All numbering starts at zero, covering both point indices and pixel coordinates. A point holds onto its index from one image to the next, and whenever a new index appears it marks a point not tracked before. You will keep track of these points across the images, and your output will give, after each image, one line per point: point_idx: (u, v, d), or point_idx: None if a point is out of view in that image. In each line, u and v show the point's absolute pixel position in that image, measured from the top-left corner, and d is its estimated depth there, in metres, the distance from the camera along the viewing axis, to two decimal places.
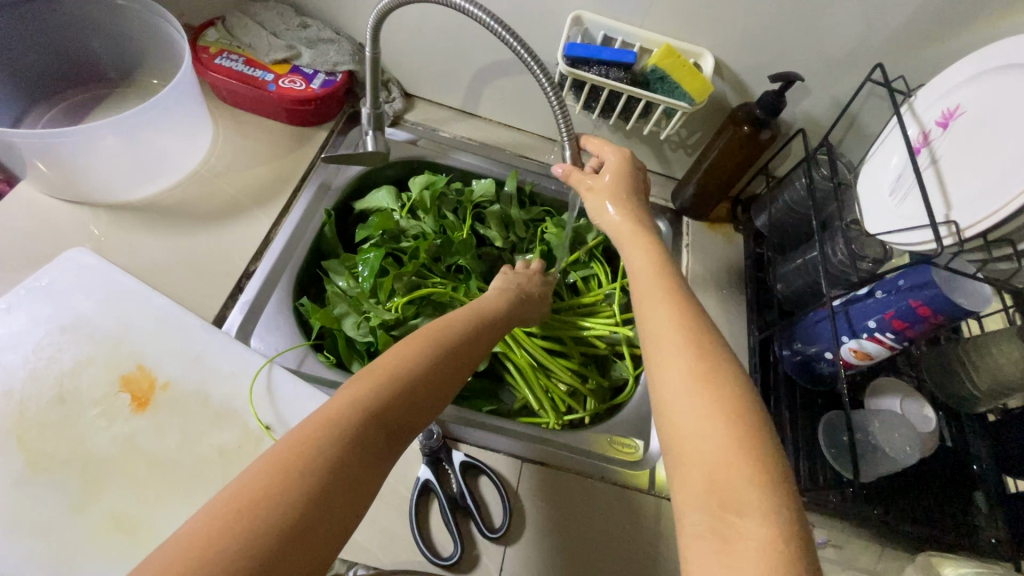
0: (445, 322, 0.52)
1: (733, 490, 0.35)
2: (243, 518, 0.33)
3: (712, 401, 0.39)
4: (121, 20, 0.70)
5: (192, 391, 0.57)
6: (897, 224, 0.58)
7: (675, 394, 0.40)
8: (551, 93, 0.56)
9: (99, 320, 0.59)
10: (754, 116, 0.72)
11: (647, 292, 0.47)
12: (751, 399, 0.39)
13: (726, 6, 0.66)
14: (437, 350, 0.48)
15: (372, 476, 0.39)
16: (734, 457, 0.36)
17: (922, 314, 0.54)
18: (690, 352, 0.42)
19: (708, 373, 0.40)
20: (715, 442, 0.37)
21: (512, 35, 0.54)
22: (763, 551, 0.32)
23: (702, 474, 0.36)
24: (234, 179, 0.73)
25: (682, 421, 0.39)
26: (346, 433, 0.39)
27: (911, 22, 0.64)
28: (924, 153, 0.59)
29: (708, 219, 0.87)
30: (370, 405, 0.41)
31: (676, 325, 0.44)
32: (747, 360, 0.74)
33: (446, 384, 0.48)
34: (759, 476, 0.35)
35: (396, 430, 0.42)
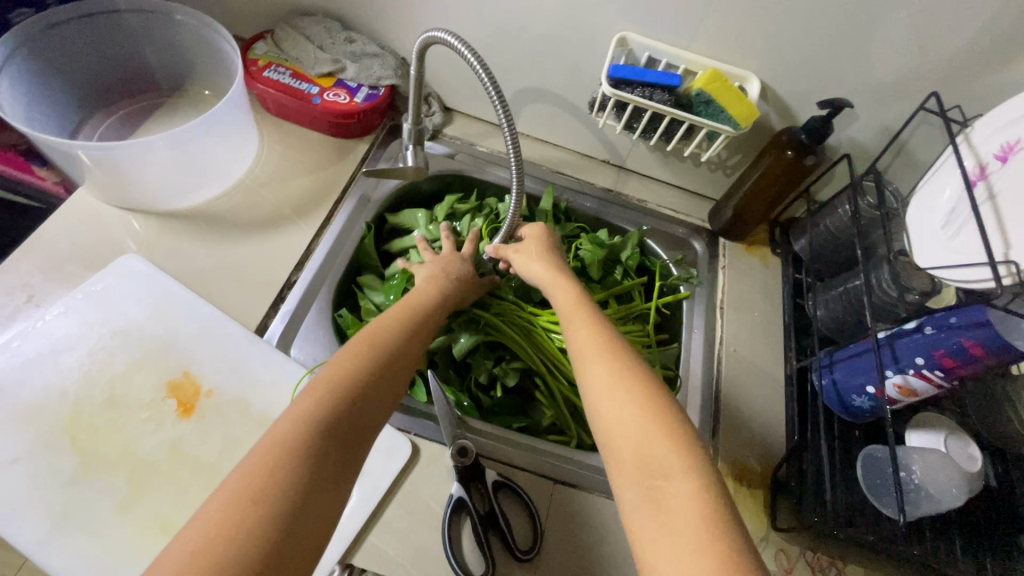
0: (380, 320, 0.53)
1: (660, 463, 0.39)
2: (206, 560, 0.34)
3: (628, 392, 0.44)
4: (177, 33, 0.73)
5: (235, 400, 0.58)
6: (949, 259, 0.57)
7: (599, 390, 0.45)
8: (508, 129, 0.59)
9: (149, 326, 0.61)
10: (799, 141, 0.71)
11: (570, 317, 0.53)
12: (658, 384, 0.45)
13: (775, 29, 0.66)
14: (369, 349, 0.49)
15: (334, 487, 0.40)
16: (654, 429, 0.41)
17: (974, 354, 0.53)
18: (605, 354, 0.47)
19: (624, 370, 0.46)
20: (637, 425, 0.42)
21: (485, 69, 0.55)
22: (692, 508, 0.37)
23: (630, 457, 0.41)
24: (278, 190, 0.75)
25: (606, 414, 0.43)
26: (301, 451, 0.40)
27: (969, 49, 0.62)
28: (980, 186, 0.57)
29: (745, 241, 0.86)
30: (317, 421, 0.42)
31: (593, 336, 0.49)
32: (783, 389, 0.73)
33: (393, 381, 0.48)
34: (677, 445, 0.40)
35: (351, 434, 0.43)
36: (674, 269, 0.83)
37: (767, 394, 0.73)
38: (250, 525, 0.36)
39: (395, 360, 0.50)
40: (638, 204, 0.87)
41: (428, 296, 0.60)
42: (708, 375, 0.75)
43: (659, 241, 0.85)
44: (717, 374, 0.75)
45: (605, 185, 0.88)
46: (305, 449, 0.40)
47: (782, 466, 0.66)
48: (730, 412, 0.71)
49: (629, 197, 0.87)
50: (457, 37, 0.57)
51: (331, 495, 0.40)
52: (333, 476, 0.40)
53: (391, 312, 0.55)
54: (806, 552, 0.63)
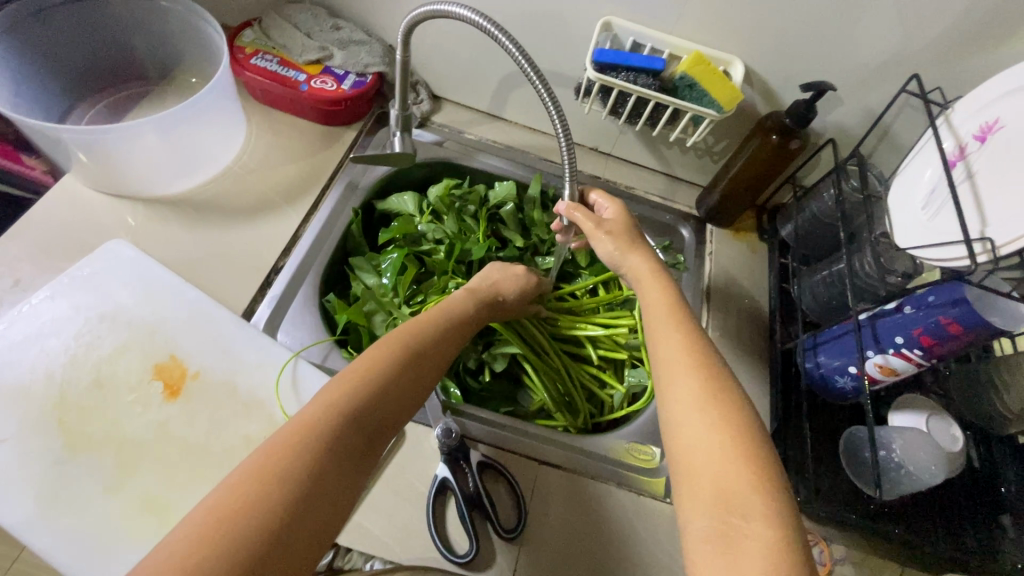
0: (417, 324, 0.54)
1: (738, 496, 0.38)
2: (222, 528, 0.34)
3: (716, 417, 0.42)
4: (164, 21, 0.73)
5: (221, 381, 0.59)
6: (927, 239, 0.57)
7: (682, 408, 0.43)
8: (549, 102, 0.59)
9: (136, 310, 0.61)
10: (782, 125, 0.71)
11: (658, 324, 0.51)
12: (752, 416, 0.42)
13: (757, 13, 0.66)
14: (412, 356, 0.50)
15: (349, 481, 0.40)
16: (737, 460, 0.39)
17: (952, 332, 0.53)
18: (697, 372, 0.45)
19: (710, 392, 0.44)
20: (723, 454, 0.40)
21: (509, 39, 0.56)
22: (766, 552, 0.35)
23: (708, 485, 0.39)
24: (266, 176, 0.75)
25: (689, 437, 0.42)
26: (327, 439, 0.40)
27: (951, 31, 0.62)
28: (959, 166, 0.58)
29: (732, 227, 0.87)
30: (346, 414, 0.42)
31: (686, 351, 0.47)
32: (768, 373, 0.74)
33: (417, 389, 0.49)
34: (758, 481, 0.38)
35: (372, 435, 0.44)
36: (662, 255, 0.82)
37: (752, 377, 0.74)
38: (267, 504, 0.36)
39: (422, 365, 0.51)
40: (625, 190, 0.88)
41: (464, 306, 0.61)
42: None
43: (647, 228, 0.86)
44: None
45: (594, 172, 0.88)
46: (330, 439, 0.41)
47: (767, 448, 0.67)
48: None
49: (617, 184, 0.88)
50: (472, 10, 0.56)
51: (343, 486, 0.40)
52: (350, 469, 0.41)
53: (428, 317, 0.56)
54: None
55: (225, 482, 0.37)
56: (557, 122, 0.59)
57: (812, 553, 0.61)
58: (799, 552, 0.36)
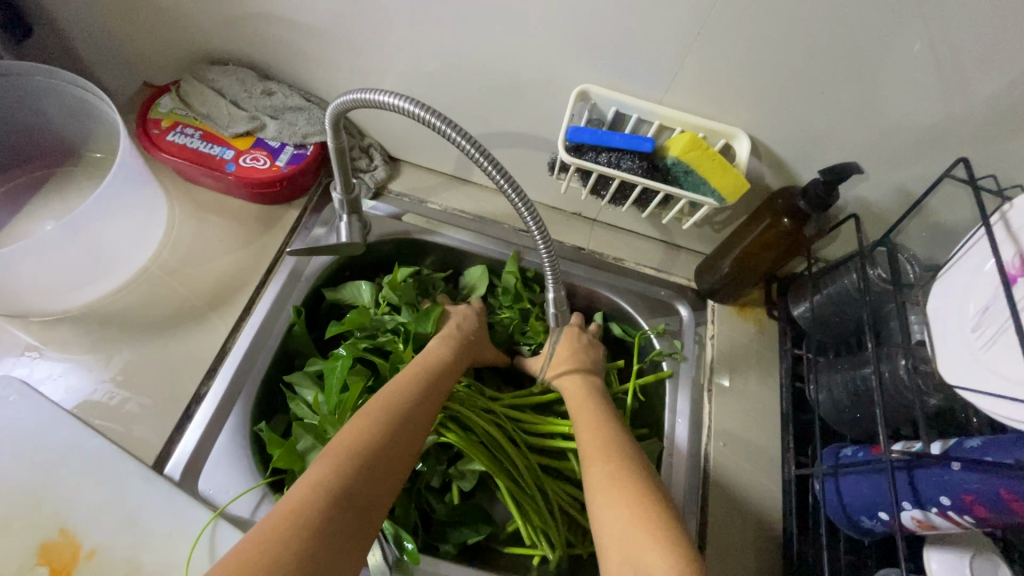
0: (397, 381, 0.56)
1: (642, 558, 0.43)
2: None
3: (617, 491, 0.49)
4: (58, 96, 0.61)
5: (120, 562, 0.49)
6: (988, 385, 0.46)
7: (593, 489, 0.51)
8: (512, 193, 0.49)
9: (20, 471, 0.51)
10: (798, 208, 0.59)
11: (577, 418, 0.59)
12: (646, 484, 0.49)
13: (763, 80, 0.54)
14: (393, 421, 0.51)
15: (335, 560, 0.41)
16: (636, 527, 0.45)
17: (1013, 507, 0.43)
18: (603, 454, 0.53)
19: (616, 469, 0.51)
20: (627, 524, 0.46)
21: (450, 126, 0.46)
22: None
23: (619, 551, 0.45)
24: (191, 276, 0.65)
25: (603, 514, 0.48)
26: (312, 516, 0.42)
27: (1006, 103, 0.50)
28: (1023, 284, 0.45)
29: (736, 303, 0.76)
30: (329, 486, 0.44)
31: (591, 435, 0.56)
32: (778, 497, 0.63)
33: (405, 448, 0.51)
34: (657, 541, 0.44)
35: (361, 506, 0.45)
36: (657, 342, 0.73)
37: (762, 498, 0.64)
38: None
39: (408, 419, 0.52)
40: (613, 263, 0.77)
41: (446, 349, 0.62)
42: (696, 478, 0.64)
43: (639, 308, 0.75)
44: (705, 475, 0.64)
45: (576, 243, 0.77)
46: (313, 516, 0.42)
47: None
48: (721, 523, 0.62)
49: (603, 255, 0.77)
50: (405, 98, 0.45)
51: (335, 559, 0.41)
52: (338, 546, 0.42)
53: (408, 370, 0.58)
54: None
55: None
56: (514, 197, 0.50)
57: None
58: None
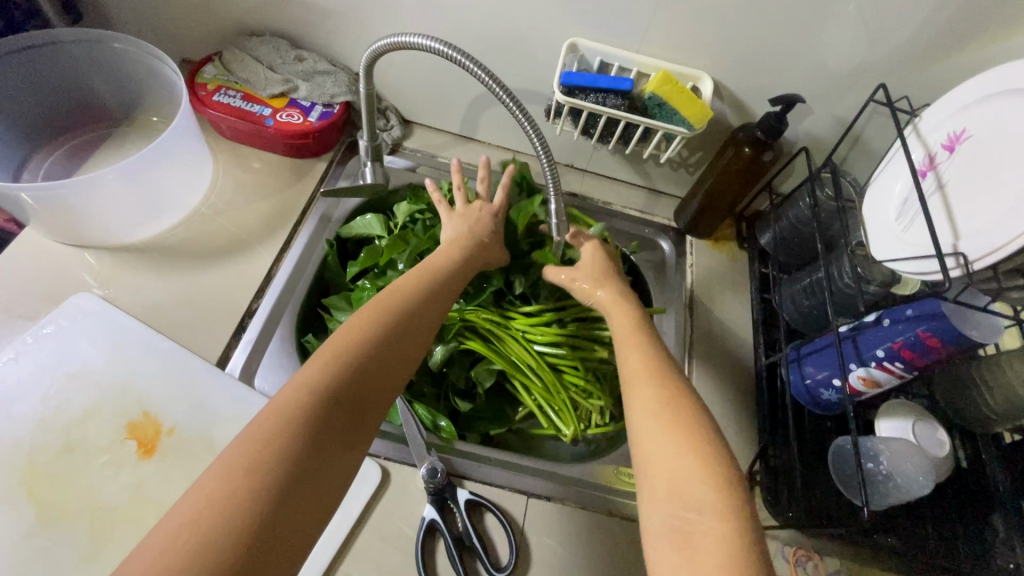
0: (399, 285, 0.53)
1: (693, 494, 0.41)
2: (194, 527, 0.33)
3: (670, 423, 0.46)
4: (119, 61, 0.71)
5: (196, 437, 0.57)
6: (905, 252, 0.57)
7: (642, 415, 0.48)
8: (525, 122, 0.57)
9: (104, 367, 0.60)
10: (755, 138, 0.71)
11: (626, 343, 0.56)
12: (704, 419, 0.46)
13: (721, 29, 0.66)
14: (394, 325, 0.48)
15: (335, 465, 0.40)
16: (694, 461, 0.43)
17: (930, 345, 0.54)
18: (655, 385, 0.50)
19: (671, 402, 0.48)
20: (679, 457, 0.43)
21: (470, 61, 0.55)
22: (723, 547, 0.38)
23: (663, 478, 0.43)
24: (236, 216, 0.74)
25: (651, 441, 0.45)
26: (303, 421, 0.40)
27: (914, 38, 0.62)
28: (930, 177, 0.58)
29: (711, 237, 0.86)
30: (322, 390, 0.42)
31: (643, 362, 0.52)
32: (753, 386, 0.74)
33: (404, 354, 0.48)
34: (715, 481, 0.42)
35: (357, 411, 0.43)
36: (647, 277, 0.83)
37: (739, 391, 0.74)
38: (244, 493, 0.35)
39: (407, 326, 0.49)
40: (602, 206, 0.87)
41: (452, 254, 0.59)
42: (681, 375, 0.74)
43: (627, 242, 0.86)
44: (689, 374, 0.75)
45: (571, 190, 0.88)
46: (310, 422, 0.40)
47: (756, 463, 0.67)
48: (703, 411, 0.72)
49: (594, 200, 0.87)
50: (435, 39, 0.55)
51: (329, 465, 0.40)
52: (337, 450, 0.41)
53: (411, 276, 0.55)
54: (784, 548, 0.64)
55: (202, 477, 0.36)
56: (529, 131, 0.58)
57: (806, 568, 0.63)
58: (757, 551, 0.38)
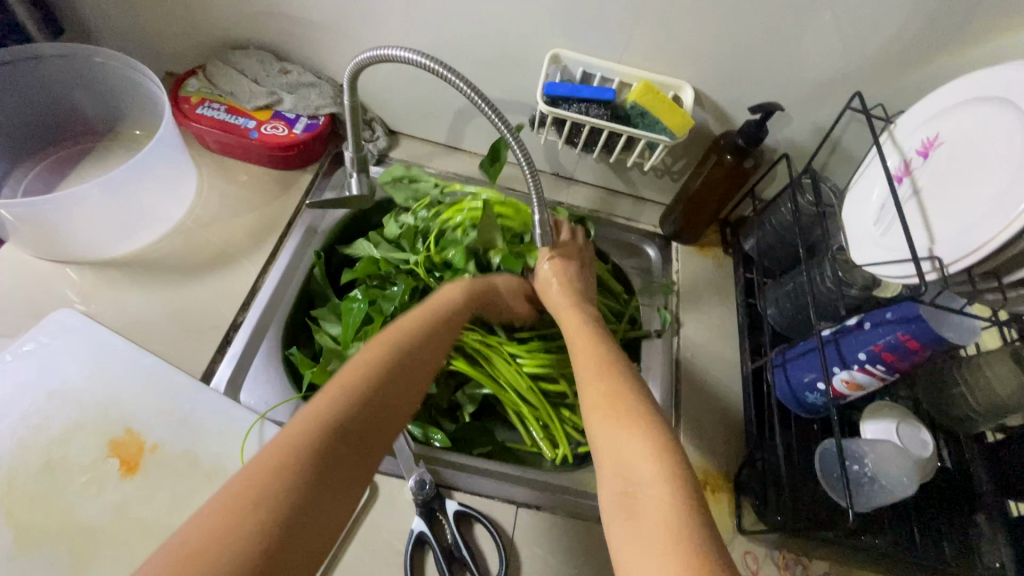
0: (405, 324, 0.54)
1: (634, 467, 0.44)
2: (193, 563, 0.32)
3: (614, 408, 0.50)
4: (101, 74, 0.70)
5: (181, 453, 0.57)
6: (882, 256, 0.58)
7: (590, 407, 0.52)
8: (508, 133, 0.57)
9: (85, 384, 0.59)
10: (737, 145, 0.72)
11: (579, 342, 0.59)
12: (644, 404, 0.50)
13: (700, 39, 0.67)
14: (396, 365, 0.49)
15: (336, 502, 0.40)
16: (632, 438, 0.46)
17: (910, 348, 0.54)
18: (600, 376, 0.54)
19: (613, 391, 0.51)
20: (620, 435, 0.47)
21: (453, 74, 0.55)
22: (659, 511, 0.40)
23: (611, 459, 0.46)
24: (221, 229, 0.74)
25: (598, 430, 0.49)
26: (305, 458, 0.39)
27: (889, 47, 0.64)
28: (906, 182, 0.59)
29: (697, 243, 0.87)
30: (328, 425, 0.42)
31: (591, 360, 0.56)
32: (740, 390, 0.74)
33: (404, 393, 0.49)
34: (652, 453, 0.45)
35: (358, 452, 0.43)
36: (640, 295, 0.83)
37: (726, 395, 0.74)
38: (246, 529, 0.34)
39: (407, 365, 0.50)
40: (589, 214, 0.88)
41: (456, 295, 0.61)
42: (668, 380, 0.75)
43: (613, 249, 0.87)
44: (676, 380, 0.75)
45: (557, 198, 0.88)
46: (317, 456, 0.40)
47: (745, 468, 0.68)
48: (690, 416, 0.72)
49: (581, 208, 0.88)
50: (416, 52, 0.56)
51: (325, 506, 0.39)
52: (339, 487, 0.41)
53: (417, 315, 0.56)
54: (773, 552, 0.64)
55: (199, 513, 0.35)
56: (513, 143, 0.58)
57: (795, 572, 0.63)
58: (697, 512, 0.40)
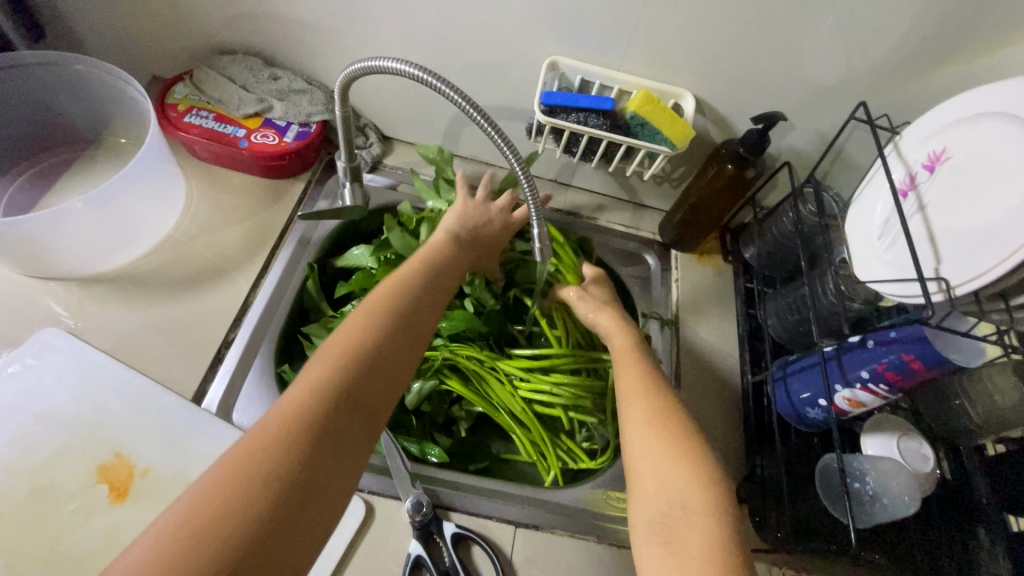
0: (397, 282, 0.53)
1: (680, 497, 0.45)
2: (212, 531, 0.33)
3: (661, 432, 0.50)
4: (83, 82, 0.68)
5: (173, 477, 0.55)
6: (886, 274, 0.57)
7: (636, 424, 0.52)
8: (504, 145, 0.56)
9: (73, 407, 0.57)
10: (739, 155, 0.70)
11: (625, 360, 0.60)
12: (692, 428, 0.51)
13: (701, 46, 0.65)
14: (395, 319, 0.49)
15: (347, 461, 0.40)
16: (680, 467, 0.47)
17: (914, 368, 0.53)
18: (646, 394, 0.54)
19: (658, 414, 0.52)
20: (665, 460, 0.48)
21: (445, 85, 0.53)
22: (703, 543, 0.42)
23: (650, 478, 0.47)
24: (211, 241, 0.72)
25: (640, 448, 0.50)
26: (312, 417, 0.40)
27: (894, 56, 0.62)
28: (912, 197, 0.58)
29: (697, 251, 0.86)
30: (333, 384, 0.42)
31: (638, 377, 0.57)
32: (741, 404, 0.73)
33: (408, 344, 0.48)
34: (699, 484, 0.46)
35: (370, 407, 0.43)
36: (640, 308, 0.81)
37: (726, 408, 0.74)
38: (256, 494, 0.35)
39: (409, 315, 0.50)
40: (587, 222, 0.87)
41: (446, 253, 0.60)
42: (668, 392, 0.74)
43: (611, 257, 0.85)
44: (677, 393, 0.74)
45: (555, 205, 0.87)
46: (319, 418, 0.40)
47: (745, 483, 0.67)
48: None
49: (579, 216, 0.87)
50: (409, 63, 0.54)
51: (339, 462, 0.39)
52: (347, 443, 0.40)
53: (408, 273, 0.55)
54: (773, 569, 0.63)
55: (207, 477, 0.36)
56: (510, 156, 0.56)
57: None
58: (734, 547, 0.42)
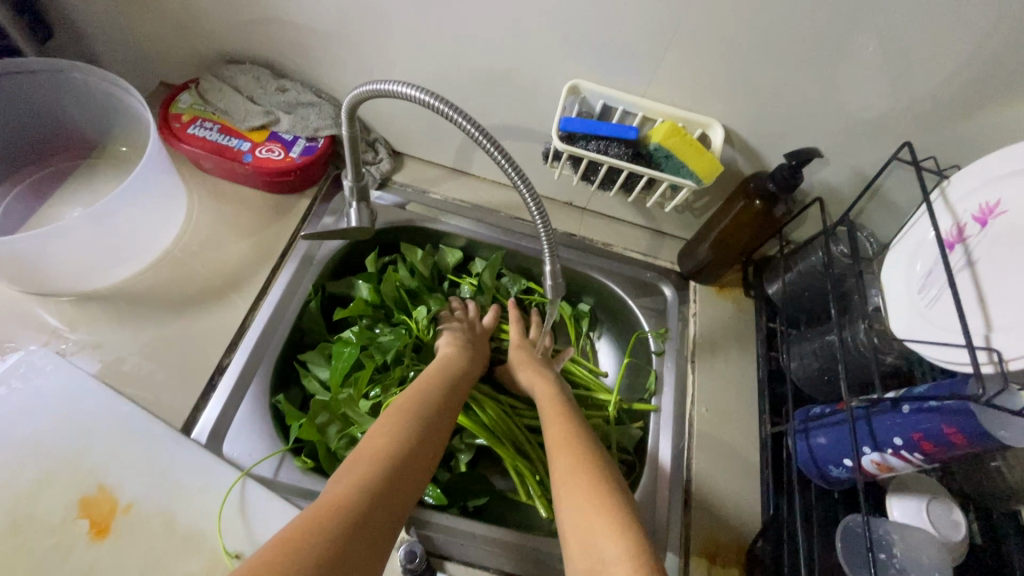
0: (418, 386, 0.60)
1: (599, 544, 0.47)
2: None
3: (585, 485, 0.53)
4: (86, 90, 0.66)
5: (157, 514, 0.53)
6: (928, 333, 0.53)
7: (562, 481, 0.55)
8: (516, 177, 0.53)
9: (58, 434, 0.55)
10: (768, 191, 0.66)
11: (552, 419, 0.63)
12: (612, 481, 0.53)
13: (733, 74, 0.61)
14: (417, 422, 0.55)
15: (373, 550, 0.43)
16: (601, 518, 0.49)
17: (954, 441, 0.49)
18: (573, 452, 0.57)
19: (582, 468, 0.55)
20: (587, 512, 0.50)
21: (455, 112, 0.50)
22: None
23: (579, 535, 0.49)
24: (210, 259, 0.69)
25: (566, 506, 0.52)
26: (353, 510, 0.44)
27: (944, 94, 0.57)
28: (958, 250, 0.53)
29: (717, 284, 0.82)
30: (369, 482, 0.47)
31: (564, 436, 0.59)
32: (758, 454, 0.69)
33: (429, 448, 0.54)
34: (615, 530, 0.48)
35: (398, 507, 0.48)
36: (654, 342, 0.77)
37: (741, 456, 0.69)
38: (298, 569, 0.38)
39: (434, 416, 0.57)
40: (603, 248, 0.83)
41: (458, 362, 0.66)
42: (679, 437, 0.71)
43: (625, 286, 0.81)
44: (688, 438, 0.71)
45: (568, 230, 0.83)
46: (355, 517, 0.44)
47: (760, 540, 0.62)
48: (702, 477, 0.68)
49: (593, 241, 0.83)
50: (417, 88, 0.50)
51: (368, 554, 0.43)
52: (376, 535, 0.44)
53: (428, 379, 0.61)
54: None
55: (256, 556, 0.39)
56: (523, 188, 0.53)
57: None
58: None
